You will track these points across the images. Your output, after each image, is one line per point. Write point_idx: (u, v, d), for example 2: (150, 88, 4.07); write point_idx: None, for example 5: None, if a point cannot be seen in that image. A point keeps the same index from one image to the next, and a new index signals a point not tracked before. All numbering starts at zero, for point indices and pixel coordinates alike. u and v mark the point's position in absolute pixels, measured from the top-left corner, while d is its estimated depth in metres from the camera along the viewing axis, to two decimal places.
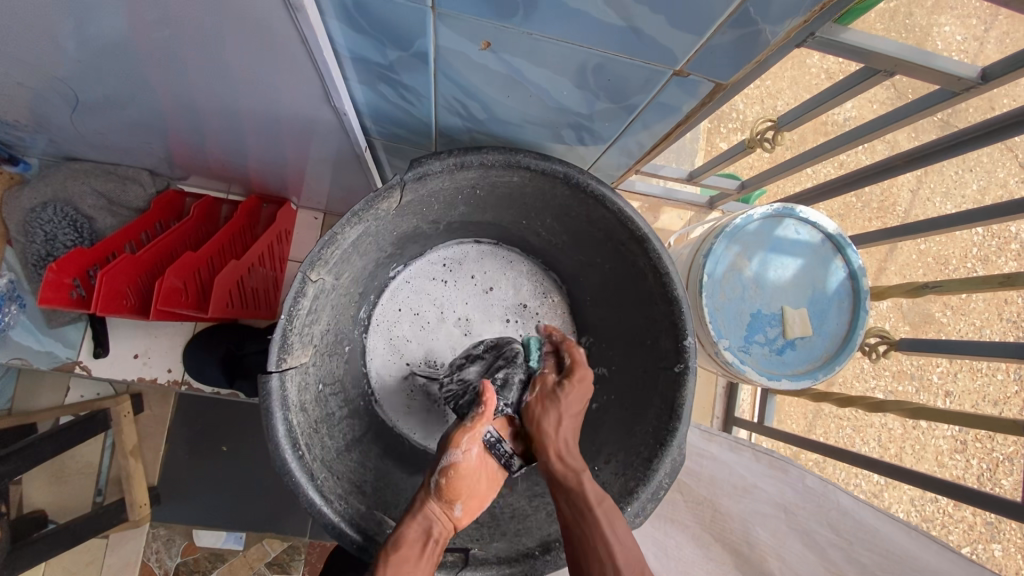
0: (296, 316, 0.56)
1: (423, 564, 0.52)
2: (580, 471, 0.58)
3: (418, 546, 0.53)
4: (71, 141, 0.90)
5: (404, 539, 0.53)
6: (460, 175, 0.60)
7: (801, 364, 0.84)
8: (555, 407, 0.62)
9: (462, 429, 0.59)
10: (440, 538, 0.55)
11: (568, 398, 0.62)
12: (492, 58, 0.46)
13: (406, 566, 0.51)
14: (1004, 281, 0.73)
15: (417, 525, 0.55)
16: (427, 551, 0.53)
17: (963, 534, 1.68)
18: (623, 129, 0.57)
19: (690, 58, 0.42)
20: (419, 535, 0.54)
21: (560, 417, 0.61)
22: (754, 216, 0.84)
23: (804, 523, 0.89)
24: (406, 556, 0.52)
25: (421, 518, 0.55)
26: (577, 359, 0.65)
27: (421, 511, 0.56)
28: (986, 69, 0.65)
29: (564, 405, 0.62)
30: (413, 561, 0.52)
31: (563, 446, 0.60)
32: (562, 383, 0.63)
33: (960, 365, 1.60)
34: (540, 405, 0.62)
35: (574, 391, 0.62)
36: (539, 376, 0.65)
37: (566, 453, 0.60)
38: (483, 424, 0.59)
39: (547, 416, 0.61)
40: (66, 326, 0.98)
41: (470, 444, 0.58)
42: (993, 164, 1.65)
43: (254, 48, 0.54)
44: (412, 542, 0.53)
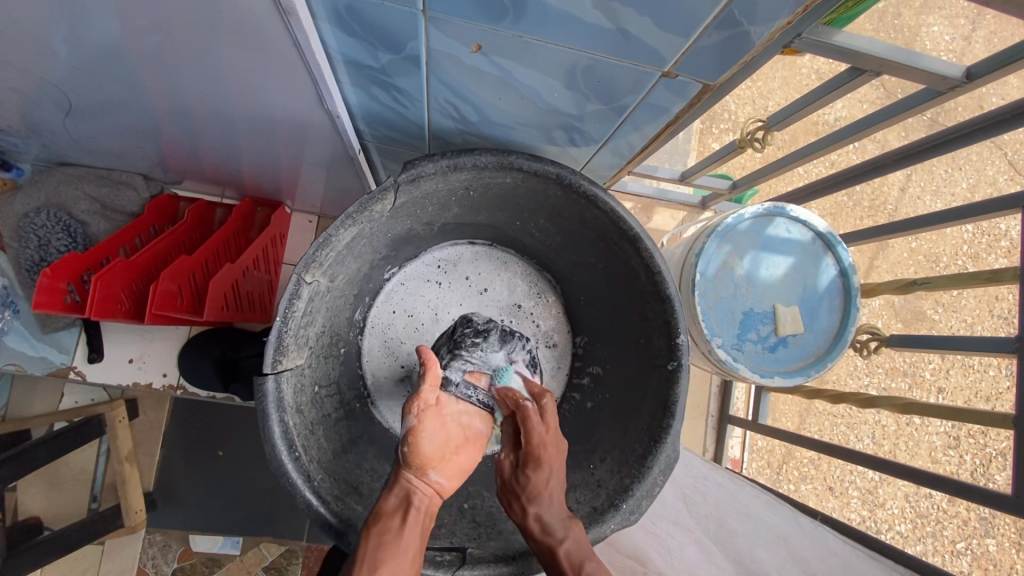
0: (292, 318, 0.57)
1: (406, 531, 0.51)
2: (557, 543, 0.55)
3: (399, 513, 0.52)
4: (64, 146, 0.90)
5: (384, 511, 0.53)
6: (453, 176, 0.61)
7: (793, 361, 0.85)
8: (518, 496, 0.60)
9: (412, 396, 0.60)
10: (423, 505, 0.54)
11: (531, 483, 0.59)
12: (483, 61, 0.47)
13: (389, 534, 0.51)
14: (991, 276, 0.74)
15: (394, 495, 0.54)
16: (407, 518, 0.52)
17: (957, 529, 1.70)
18: (613, 130, 0.58)
19: (678, 60, 0.43)
20: (398, 504, 0.54)
21: (523, 506, 0.59)
22: (745, 215, 0.84)
23: (803, 554, 0.88)
24: (387, 526, 0.51)
25: (399, 488, 0.55)
26: (533, 438, 0.61)
27: (397, 482, 0.56)
28: (970, 69, 0.66)
29: (528, 493, 0.59)
30: (396, 526, 0.51)
31: (539, 523, 0.57)
32: (521, 471, 0.61)
33: (953, 361, 1.62)
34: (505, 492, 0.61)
35: (537, 474, 0.60)
36: (499, 461, 0.63)
37: (546, 524, 0.57)
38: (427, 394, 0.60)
39: (514, 509, 0.60)
40: (60, 331, 0.98)
41: (422, 408, 0.59)
42: (982, 162, 1.67)
43: (247, 52, 0.54)
44: (392, 511, 0.53)
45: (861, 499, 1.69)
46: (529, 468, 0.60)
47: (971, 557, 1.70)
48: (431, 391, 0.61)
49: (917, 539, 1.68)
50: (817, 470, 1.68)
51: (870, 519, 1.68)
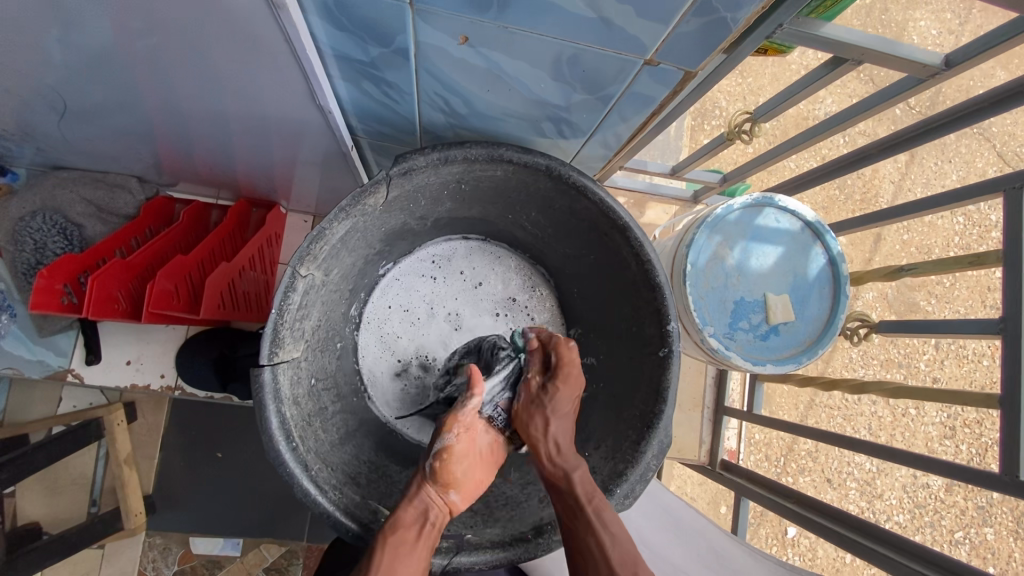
0: (287, 310, 0.58)
1: (420, 546, 0.54)
2: (571, 469, 0.60)
3: (415, 528, 0.55)
4: (60, 150, 0.91)
5: (401, 521, 0.55)
6: (444, 169, 0.62)
7: (784, 349, 0.86)
8: (541, 411, 0.63)
9: (455, 413, 0.61)
10: (437, 521, 0.57)
11: (556, 398, 0.63)
12: (470, 52, 0.48)
13: (403, 548, 0.53)
14: (974, 260, 0.76)
15: (413, 508, 0.57)
16: (422, 534, 0.55)
17: (955, 518, 1.71)
18: (599, 121, 0.59)
19: (658, 47, 0.44)
20: (416, 518, 0.56)
21: (548, 419, 0.62)
22: (734, 206, 0.86)
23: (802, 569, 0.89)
24: (403, 538, 0.54)
25: (417, 502, 0.57)
26: (564, 359, 0.64)
27: (417, 495, 0.58)
28: (949, 56, 0.67)
29: (552, 409, 0.62)
30: (411, 541, 0.54)
31: (556, 446, 0.62)
32: (549, 384, 0.63)
33: (947, 352, 1.63)
34: (530, 403, 0.64)
35: (561, 392, 0.63)
36: (525, 379, 0.65)
37: (558, 452, 0.62)
38: (467, 411, 0.61)
39: (534, 421, 0.63)
40: (57, 334, 0.98)
41: (464, 426, 0.61)
42: (971, 154, 1.69)
43: (239, 51, 0.55)
44: (409, 525, 0.55)
45: (859, 490, 1.70)
46: (556, 383, 0.63)
47: (969, 546, 1.71)
48: (470, 412, 0.61)
49: (915, 529, 1.69)
50: (814, 462, 1.69)
51: (869, 510, 1.69)
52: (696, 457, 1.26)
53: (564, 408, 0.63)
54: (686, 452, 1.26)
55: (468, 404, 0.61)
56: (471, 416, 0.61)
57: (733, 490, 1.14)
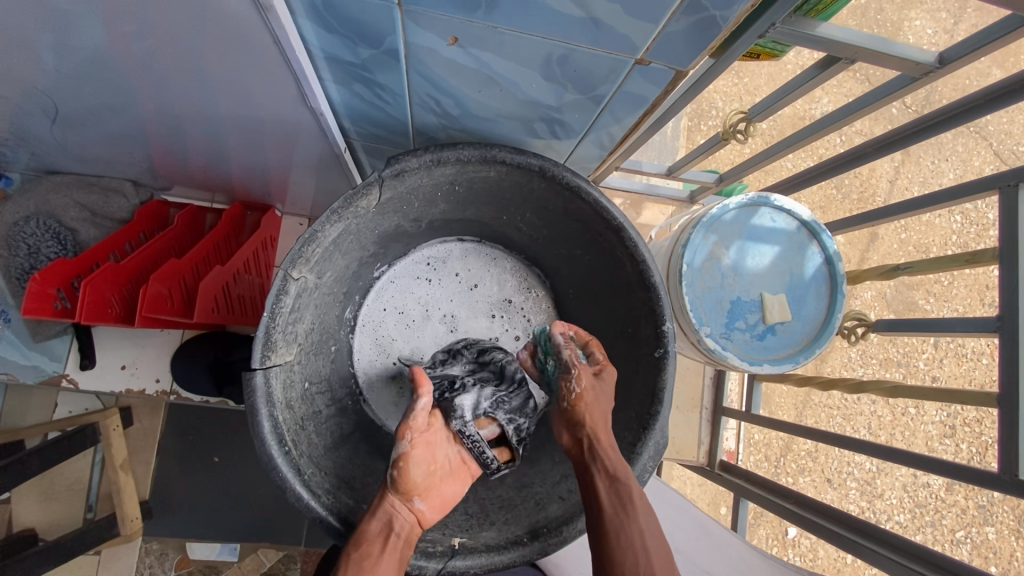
0: (279, 313, 0.57)
1: (387, 557, 0.53)
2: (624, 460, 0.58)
3: (380, 541, 0.54)
4: (54, 155, 0.91)
5: (366, 534, 0.54)
6: (437, 170, 0.61)
7: (782, 348, 0.85)
8: (602, 395, 0.61)
9: (406, 419, 0.60)
10: (404, 532, 0.56)
11: (611, 382, 0.62)
12: (461, 53, 0.48)
13: (368, 561, 0.52)
14: (970, 258, 0.75)
15: (377, 519, 0.56)
16: (388, 545, 0.54)
17: (956, 518, 1.70)
18: (592, 122, 0.59)
19: (649, 46, 0.44)
20: (381, 529, 0.55)
21: (604, 402, 0.61)
22: (730, 205, 0.85)
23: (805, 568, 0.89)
24: (367, 552, 0.52)
25: (381, 512, 0.56)
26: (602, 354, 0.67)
27: (380, 506, 0.57)
28: (943, 54, 0.67)
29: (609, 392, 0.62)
30: (376, 554, 0.53)
31: (605, 432, 0.60)
32: (603, 368, 0.63)
33: (946, 350, 1.63)
34: (591, 387, 0.61)
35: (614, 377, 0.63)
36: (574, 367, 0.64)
37: (610, 442, 0.59)
38: (419, 416, 0.60)
39: (595, 403, 0.60)
40: (52, 339, 0.98)
41: (415, 433, 0.60)
42: (968, 153, 1.69)
43: (229, 54, 0.55)
44: (373, 538, 0.54)
45: (860, 490, 1.69)
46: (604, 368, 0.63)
47: (971, 545, 1.70)
48: (421, 418, 0.61)
49: (916, 529, 1.69)
50: (814, 462, 1.69)
51: (869, 510, 1.69)
52: (695, 458, 1.25)
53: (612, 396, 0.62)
54: (685, 452, 1.25)
55: (421, 406, 0.61)
56: (423, 422, 0.61)
57: (732, 491, 1.13)
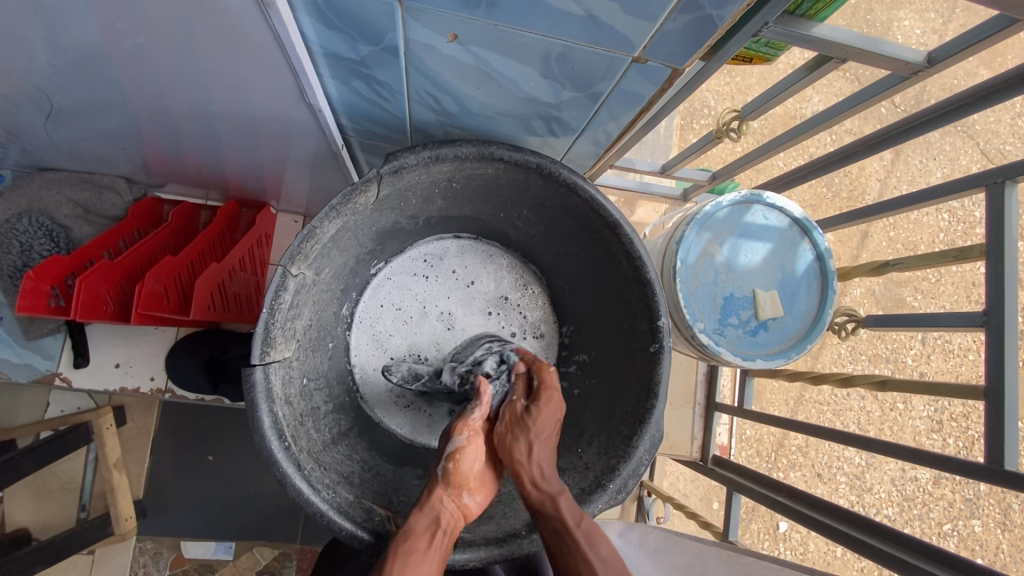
0: (278, 310, 0.57)
1: (432, 553, 0.54)
2: (557, 493, 0.60)
3: (427, 536, 0.55)
4: (46, 151, 0.90)
5: (414, 528, 0.56)
6: (435, 167, 0.62)
7: (773, 344, 0.87)
8: (524, 433, 0.62)
9: (465, 418, 0.62)
10: (450, 527, 0.57)
11: (539, 420, 0.62)
12: (460, 50, 0.48)
13: (415, 556, 0.54)
14: (958, 254, 0.77)
15: (426, 515, 0.57)
16: (435, 541, 0.55)
17: (943, 511, 1.74)
18: (589, 119, 0.59)
19: (646, 45, 0.44)
20: (429, 524, 0.57)
21: (530, 444, 0.61)
22: (723, 203, 0.87)
23: None
24: (415, 546, 0.54)
25: (429, 508, 0.58)
26: (545, 383, 0.64)
27: (429, 501, 0.58)
28: (931, 54, 0.68)
29: (534, 431, 0.62)
30: (422, 548, 0.54)
31: (539, 473, 0.61)
32: (533, 406, 0.63)
33: (933, 346, 1.66)
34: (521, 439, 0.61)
35: (542, 414, 0.62)
36: (509, 402, 0.64)
37: (541, 477, 0.61)
38: (476, 414, 0.62)
39: (519, 447, 0.61)
40: (44, 337, 0.98)
41: (472, 430, 0.61)
42: (955, 152, 1.72)
43: (226, 49, 0.55)
44: (421, 533, 0.55)
45: (849, 485, 1.72)
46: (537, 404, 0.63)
47: (957, 538, 1.73)
48: (477, 416, 0.62)
49: (904, 522, 1.72)
50: (805, 457, 1.71)
51: (859, 504, 1.72)
52: (688, 453, 1.26)
53: (544, 434, 0.62)
54: (679, 448, 1.27)
55: (478, 409, 0.62)
56: (480, 423, 0.62)
57: (727, 485, 1.14)
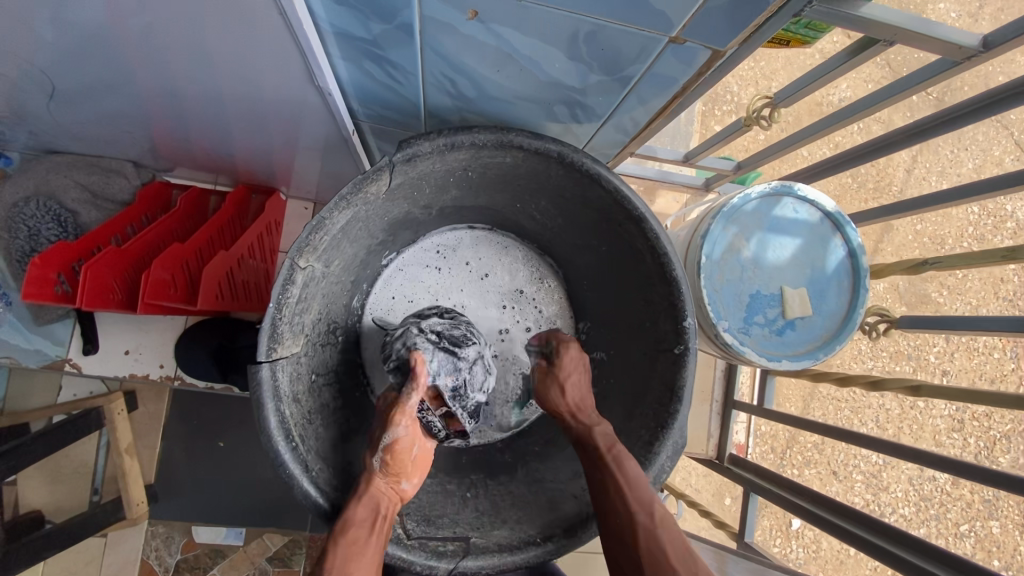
0: (286, 304, 0.55)
1: (374, 541, 0.54)
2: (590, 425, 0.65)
3: (368, 524, 0.55)
4: (52, 133, 0.88)
5: (353, 520, 0.54)
6: (450, 155, 0.58)
7: (800, 344, 0.83)
8: (554, 379, 0.69)
9: (402, 404, 0.63)
10: (389, 512, 0.58)
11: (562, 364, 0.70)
12: (480, 29, 0.45)
13: (358, 545, 0.53)
14: (1006, 255, 0.71)
15: (364, 506, 0.56)
16: (377, 528, 0.55)
17: (961, 511, 1.70)
18: (617, 105, 0.55)
19: (686, 24, 0.40)
20: (367, 515, 0.56)
21: (561, 385, 0.69)
22: (752, 195, 0.82)
23: None
24: (355, 538, 0.53)
25: (368, 498, 0.57)
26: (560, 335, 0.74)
27: (367, 492, 0.57)
28: (987, 37, 0.62)
29: (563, 373, 0.69)
30: (364, 539, 0.54)
31: (574, 406, 0.67)
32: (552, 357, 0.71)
33: (957, 344, 1.61)
34: (551, 380, 0.70)
35: (567, 357, 0.70)
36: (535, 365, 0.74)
37: (579, 412, 0.67)
38: (412, 398, 0.63)
39: (550, 388, 0.69)
40: (54, 322, 0.98)
41: (407, 419, 0.62)
42: (988, 142, 1.64)
43: (230, 26, 0.52)
44: (360, 522, 0.55)
45: (865, 483, 1.69)
46: (558, 350, 0.72)
47: (974, 539, 1.70)
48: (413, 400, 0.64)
49: (920, 522, 1.69)
50: (820, 455, 1.68)
51: (874, 503, 1.68)
52: (704, 451, 1.23)
53: (573, 374, 0.69)
54: (693, 446, 1.23)
55: (416, 393, 0.64)
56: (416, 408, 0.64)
57: (745, 485, 1.10)
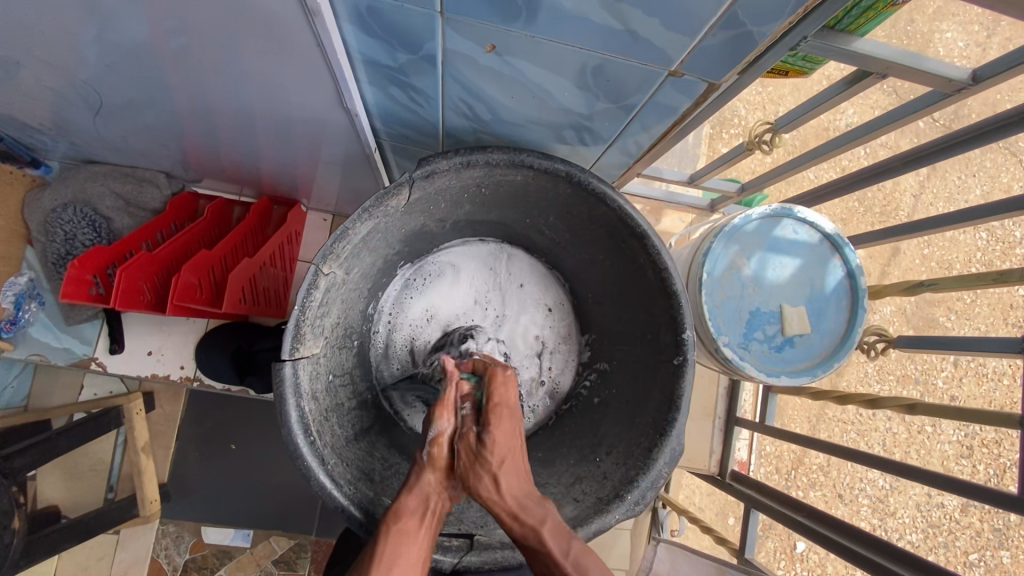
0: (309, 307, 0.59)
1: (422, 535, 0.54)
2: (536, 525, 0.54)
3: (417, 517, 0.55)
4: (92, 144, 0.94)
5: (404, 510, 0.55)
6: (466, 172, 0.62)
7: (800, 361, 0.85)
8: (485, 466, 0.57)
9: (441, 400, 0.61)
10: (439, 507, 0.57)
11: (495, 446, 0.58)
12: (496, 60, 0.49)
13: (406, 538, 0.53)
14: (997, 277, 0.73)
15: (415, 496, 0.57)
16: (426, 522, 0.55)
17: (970, 540, 1.68)
18: (621, 130, 0.59)
19: (684, 59, 0.44)
20: (418, 505, 0.56)
21: (494, 476, 0.56)
22: (753, 216, 0.86)
23: None
24: (405, 528, 0.54)
25: (418, 490, 0.57)
26: (494, 398, 0.61)
27: (416, 483, 0.58)
28: (976, 71, 0.66)
29: (494, 459, 0.57)
30: (414, 529, 0.54)
31: (514, 504, 0.56)
32: (483, 434, 0.58)
33: (966, 370, 1.61)
34: (472, 451, 0.58)
35: (497, 434, 0.58)
36: (462, 432, 0.60)
37: (520, 510, 0.55)
38: (450, 395, 0.62)
39: (482, 481, 0.56)
40: (83, 323, 1.03)
41: (450, 417, 0.60)
42: (996, 170, 1.66)
43: (267, 50, 0.56)
44: (412, 514, 0.55)
45: (872, 507, 1.68)
46: (490, 421, 0.59)
47: (984, 569, 1.67)
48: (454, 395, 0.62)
49: (928, 549, 1.67)
50: (826, 477, 1.67)
51: (880, 528, 1.67)
52: (706, 467, 1.25)
53: (505, 459, 0.57)
54: (697, 461, 1.25)
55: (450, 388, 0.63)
56: (454, 402, 0.62)
57: (744, 502, 1.12)
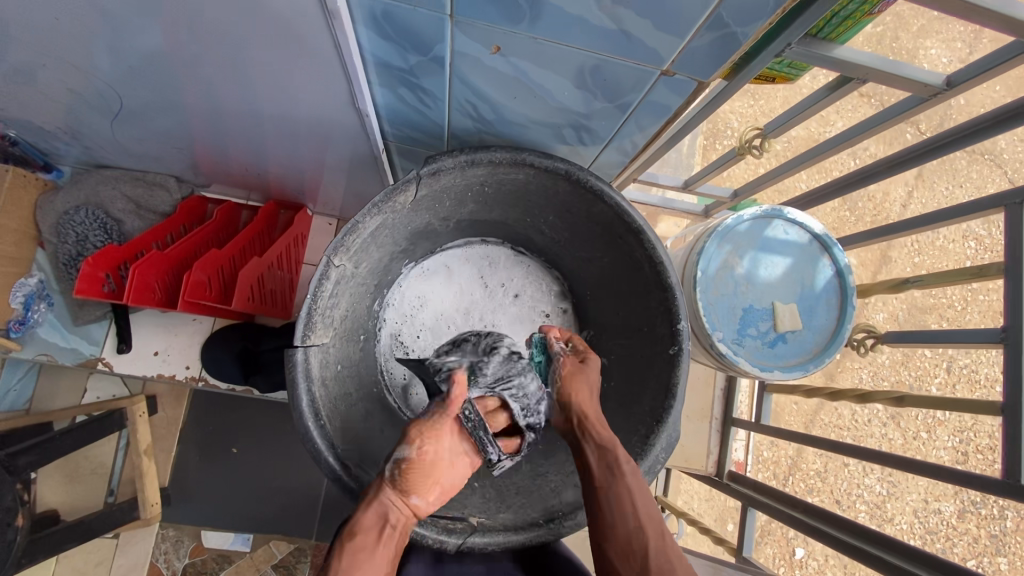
0: (320, 297, 0.61)
1: (379, 553, 0.52)
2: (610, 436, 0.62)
3: (374, 533, 0.53)
4: (105, 149, 0.97)
5: (361, 524, 0.53)
6: (470, 171, 0.66)
7: (792, 356, 0.88)
8: (587, 382, 0.66)
9: (419, 419, 0.59)
10: (400, 524, 0.55)
11: (593, 373, 0.68)
12: (500, 61, 0.52)
13: (362, 555, 0.52)
14: (977, 272, 0.77)
15: (373, 511, 0.55)
16: (385, 538, 0.53)
17: (968, 546, 1.69)
18: (617, 129, 0.63)
19: (675, 59, 0.48)
20: (377, 521, 0.54)
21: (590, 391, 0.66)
22: (744, 216, 0.89)
23: None
24: (360, 546, 0.52)
25: (376, 506, 0.55)
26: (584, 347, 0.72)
27: (375, 499, 0.55)
28: (950, 77, 0.70)
29: (592, 381, 0.66)
30: (370, 547, 0.52)
31: (595, 417, 0.64)
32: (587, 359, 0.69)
33: (959, 376, 1.63)
34: (578, 370, 0.67)
35: (595, 369, 0.68)
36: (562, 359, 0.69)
37: (598, 424, 0.63)
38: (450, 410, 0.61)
39: (581, 390, 0.65)
40: (90, 323, 1.06)
41: (432, 433, 0.58)
42: (982, 181, 1.71)
43: (284, 55, 0.60)
44: (368, 530, 0.53)
45: (870, 514, 1.69)
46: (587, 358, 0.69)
47: None
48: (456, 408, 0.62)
49: None
50: (823, 483, 1.68)
51: None
52: (703, 467, 1.26)
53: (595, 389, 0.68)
54: (695, 463, 1.26)
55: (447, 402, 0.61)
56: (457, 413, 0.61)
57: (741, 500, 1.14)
